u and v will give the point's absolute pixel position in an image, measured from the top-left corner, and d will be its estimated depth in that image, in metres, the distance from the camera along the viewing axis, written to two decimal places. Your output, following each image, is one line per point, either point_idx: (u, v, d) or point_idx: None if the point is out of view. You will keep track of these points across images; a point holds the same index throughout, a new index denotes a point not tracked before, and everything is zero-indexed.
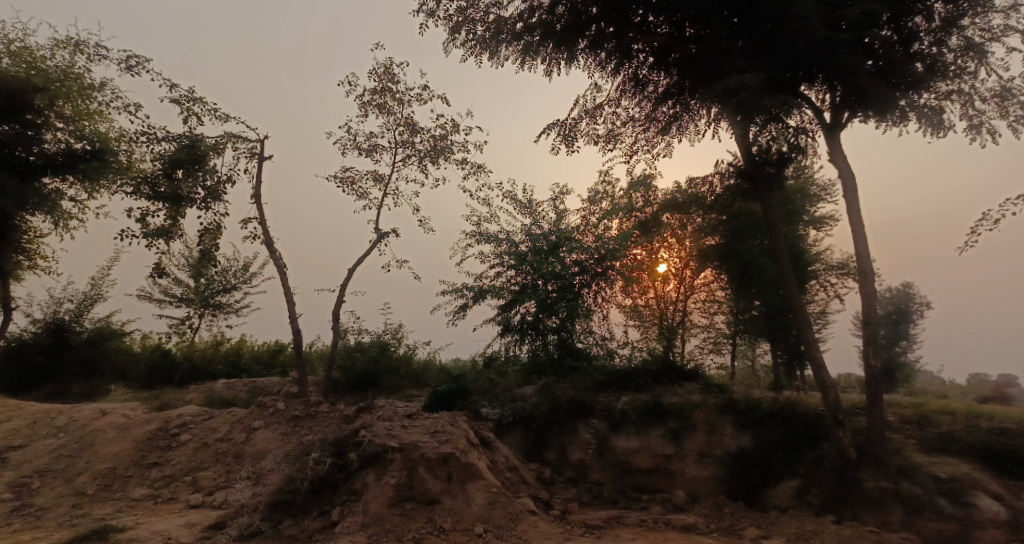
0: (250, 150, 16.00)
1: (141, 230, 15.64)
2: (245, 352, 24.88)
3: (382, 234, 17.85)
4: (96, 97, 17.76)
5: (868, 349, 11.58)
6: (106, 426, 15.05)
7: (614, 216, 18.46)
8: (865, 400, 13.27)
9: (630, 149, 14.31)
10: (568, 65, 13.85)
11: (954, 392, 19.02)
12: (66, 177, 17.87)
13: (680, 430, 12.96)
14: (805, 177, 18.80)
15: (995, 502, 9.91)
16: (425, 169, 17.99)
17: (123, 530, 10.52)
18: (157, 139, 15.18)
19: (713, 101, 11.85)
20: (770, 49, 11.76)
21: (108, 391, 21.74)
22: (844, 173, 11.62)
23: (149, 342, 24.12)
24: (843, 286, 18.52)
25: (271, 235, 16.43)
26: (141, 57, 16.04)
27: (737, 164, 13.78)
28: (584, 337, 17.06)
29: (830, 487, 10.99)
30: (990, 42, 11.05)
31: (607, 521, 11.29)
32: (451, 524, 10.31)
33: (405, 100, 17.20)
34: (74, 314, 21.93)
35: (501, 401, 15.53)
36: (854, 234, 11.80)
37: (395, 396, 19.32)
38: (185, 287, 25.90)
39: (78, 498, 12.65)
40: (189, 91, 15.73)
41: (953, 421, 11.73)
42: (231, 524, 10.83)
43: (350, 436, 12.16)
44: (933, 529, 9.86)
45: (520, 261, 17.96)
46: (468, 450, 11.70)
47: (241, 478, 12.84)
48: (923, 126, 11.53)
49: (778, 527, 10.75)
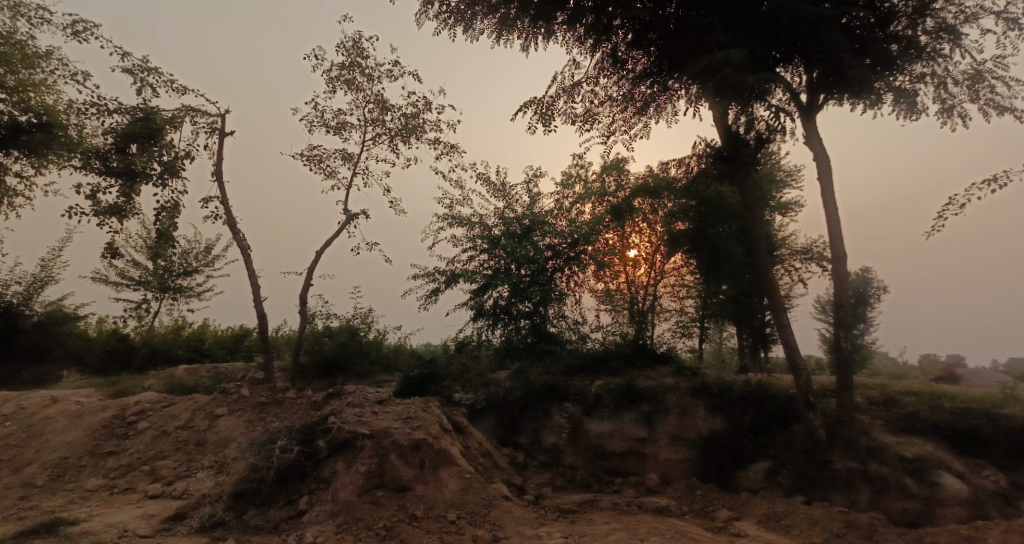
0: (210, 125, 15.26)
1: (92, 208, 14.88)
2: (207, 336, 24.10)
3: (351, 215, 17.42)
4: (42, 66, 16.74)
5: (839, 331, 11.66)
6: (58, 414, 14.35)
7: (587, 200, 18.03)
8: (833, 382, 13.40)
9: (607, 130, 14.09)
10: (546, 40, 13.56)
11: (910, 374, 19.50)
12: (11, 151, 16.90)
13: (653, 414, 12.95)
14: (772, 162, 18.87)
15: (958, 480, 10.09)
16: (396, 148, 17.50)
17: (76, 522, 10.02)
18: (108, 111, 14.39)
19: (694, 79, 11.70)
20: (751, 27, 11.81)
21: (60, 377, 20.85)
22: (819, 156, 11.59)
23: (105, 326, 23.17)
24: (807, 271, 18.78)
25: (233, 214, 15.81)
26: (88, 22, 15.14)
27: (714, 145, 13.64)
28: (557, 321, 16.85)
29: (800, 468, 11.07)
30: (964, 24, 11.07)
31: (580, 505, 11.20)
32: (423, 511, 10.07)
33: (375, 76, 16.63)
34: (24, 297, 20.89)
35: (474, 386, 15.32)
36: (828, 218, 11.80)
37: (365, 381, 18.94)
38: (142, 269, 24.90)
39: (27, 489, 12.03)
40: (142, 60, 14.90)
41: (918, 402, 11.90)
42: (191, 515, 10.43)
43: (318, 423, 11.80)
44: (900, 507, 9.99)
45: (493, 244, 17.68)
46: (441, 436, 11.45)
47: (203, 467, 12.38)
48: (897, 109, 11.56)
49: (749, 508, 10.81)
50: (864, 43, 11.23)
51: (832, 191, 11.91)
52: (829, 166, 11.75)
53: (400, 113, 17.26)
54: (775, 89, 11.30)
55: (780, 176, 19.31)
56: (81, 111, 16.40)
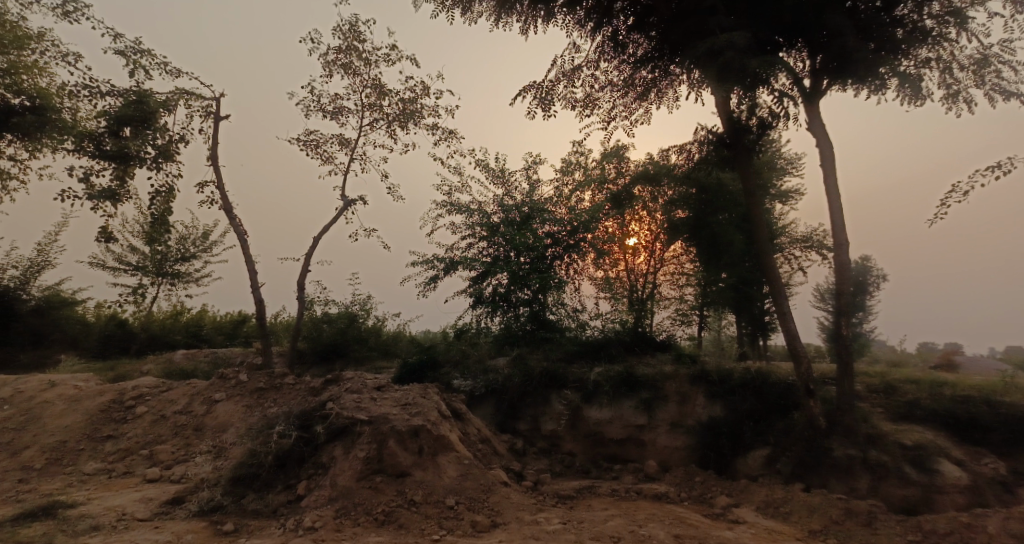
0: (204, 109, 15.07)
1: (86, 192, 14.73)
2: (206, 322, 24.04)
3: (349, 201, 17.31)
4: (34, 48, 16.51)
5: (840, 319, 11.60)
6: (56, 398, 14.31)
7: (587, 188, 18.12)
8: (833, 370, 13.36)
9: (608, 115, 13.94)
10: (546, 23, 13.37)
11: (909, 363, 19.46)
12: (4, 134, 16.70)
13: (652, 401, 12.93)
14: (773, 150, 18.72)
15: (957, 467, 10.08)
16: (394, 133, 17.34)
17: (74, 506, 10.00)
18: (101, 93, 14.19)
19: (696, 63, 11.55)
20: (755, 10, 11.63)
21: (58, 362, 20.80)
22: (822, 143, 11.47)
23: (103, 311, 23.10)
24: (807, 259, 18.70)
25: (229, 199, 15.68)
26: (80, 3, 14.89)
27: (716, 132, 13.51)
28: (557, 308, 16.75)
29: (800, 455, 11.07)
30: (971, 7, 10.89)
31: (579, 491, 11.19)
32: (422, 496, 10.06)
33: (372, 60, 16.43)
34: (20, 282, 20.64)
35: (473, 373, 15.29)
36: (830, 205, 11.70)
37: (364, 367, 18.91)
38: (140, 254, 24.79)
39: (25, 473, 12.00)
40: (135, 42, 14.68)
41: (918, 390, 11.87)
42: (190, 499, 10.41)
43: (316, 409, 11.77)
44: (899, 494, 9.99)
45: (492, 231, 17.58)
46: (440, 422, 11.41)
47: (201, 452, 12.36)
48: (901, 95, 11.42)
49: (748, 495, 10.81)
50: (869, 27, 11.07)
51: (835, 177, 11.79)
52: (832, 153, 11.65)
53: (398, 99, 17.09)
54: (778, 73, 11.14)
55: (781, 164, 19.16)
56: (74, 94, 16.20)
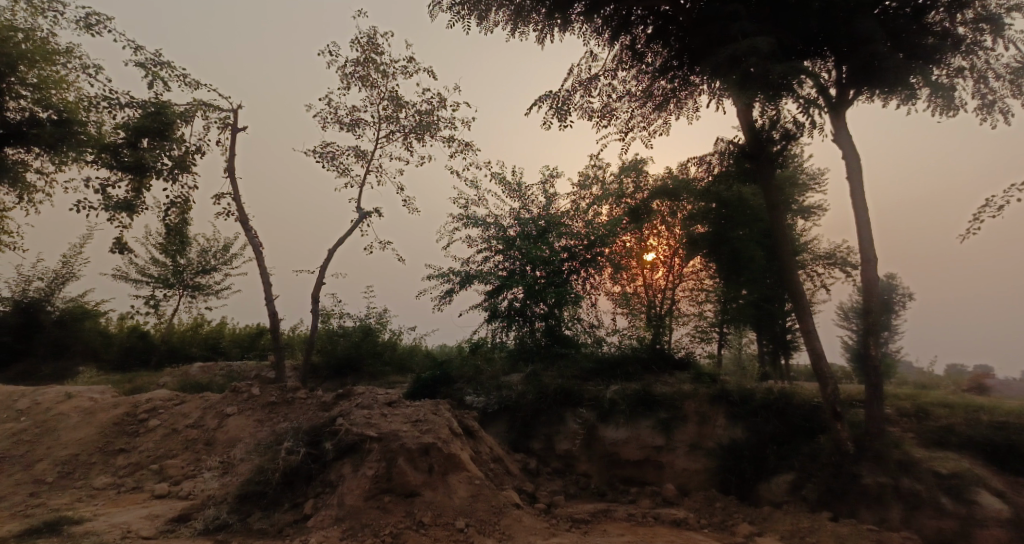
0: (222, 120, 15.09)
1: (104, 203, 14.81)
2: (224, 334, 24.06)
3: (364, 214, 17.23)
4: (62, 64, 16.79)
5: (870, 338, 11.11)
6: (70, 411, 14.28)
7: (604, 202, 17.80)
8: (861, 391, 12.82)
9: (626, 126, 13.67)
10: (563, 32, 13.19)
11: (938, 384, 18.72)
12: (31, 147, 16.96)
13: (671, 421, 12.49)
14: (795, 165, 18.32)
15: (996, 499, 9.51)
16: (410, 145, 17.25)
17: (80, 521, 9.84)
18: (120, 105, 14.28)
19: (717, 72, 11.26)
20: (778, 16, 11.32)
21: (77, 373, 20.89)
22: (849, 155, 11.06)
23: (125, 323, 23.26)
24: (831, 276, 18.14)
25: (244, 210, 15.64)
26: (103, 16, 15.07)
27: (737, 143, 13.17)
28: (572, 324, 16.43)
29: (827, 482, 10.54)
30: (1005, 15, 10.50)
31: (594, 515, 10.78)
32: (431, 518, 9.74)
33: (390, 72, 16.40)
34: (45, 293, 20.97)
35: (487, 389, 14.98)
36: (858, 221, 11.29)
37: (377, 382, 18.69)
38: (161, 267, 24.98)
39: (36, 486, 11.92)
40: (155, 54, 14.79)
41: (953, 414, 11.29)
42: (196, 516, 10.21)
43: (326, 424, 11.54)
44: (934, 526, 9.44)
45: (509, 245, 17.31)
46: (451, 441, 11.10)
47: (210, 468, 12.18)
48: (933, 105, 11.02)
49: (772, 523, 10.32)
50: (898, 35, 10.72)
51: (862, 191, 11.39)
52: (859, 166, 11.24)
53: (414, 111, 17.01)
54: (802, 81, 10.80)
55: (803, 179, 18.72)
56: (97, 107, 16.38)
